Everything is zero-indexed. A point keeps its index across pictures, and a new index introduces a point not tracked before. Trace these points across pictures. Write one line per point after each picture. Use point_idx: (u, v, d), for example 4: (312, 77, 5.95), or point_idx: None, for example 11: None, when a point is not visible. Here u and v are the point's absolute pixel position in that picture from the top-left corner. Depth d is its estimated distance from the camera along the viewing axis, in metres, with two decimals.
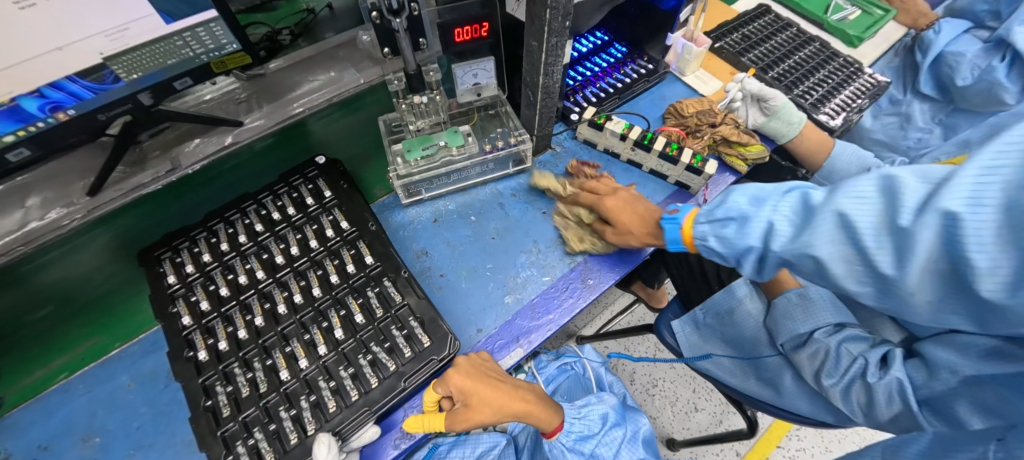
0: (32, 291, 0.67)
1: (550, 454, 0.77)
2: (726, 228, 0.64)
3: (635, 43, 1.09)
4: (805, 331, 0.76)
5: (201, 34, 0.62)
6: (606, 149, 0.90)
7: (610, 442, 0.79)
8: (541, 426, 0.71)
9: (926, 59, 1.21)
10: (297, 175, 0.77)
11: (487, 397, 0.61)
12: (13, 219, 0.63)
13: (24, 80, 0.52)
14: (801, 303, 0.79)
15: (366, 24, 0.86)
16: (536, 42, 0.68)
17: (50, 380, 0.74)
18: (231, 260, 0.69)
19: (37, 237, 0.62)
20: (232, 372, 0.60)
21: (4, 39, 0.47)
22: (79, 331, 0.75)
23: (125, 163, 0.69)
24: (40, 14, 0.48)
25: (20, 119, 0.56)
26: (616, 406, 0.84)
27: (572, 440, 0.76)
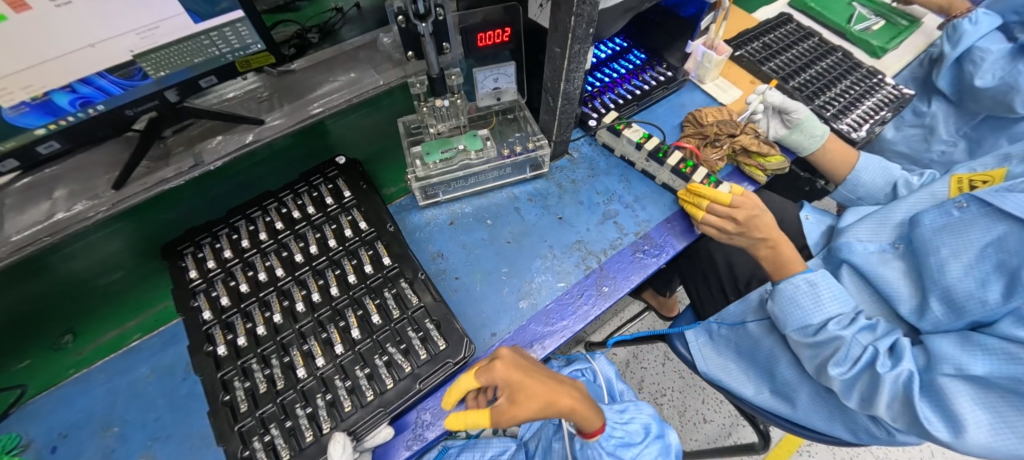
0: (59, 277, 0.68)
1: (584, 454, 0.75)
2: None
3: (653, 50, 1.09)
4: (815, 322, 0.74)
5: (228, 34, 0.63)
6: (622, 156, 0.91)
7: (649, 454, 0.77)
8: (583, 426, 0.69)
9: (954, 52, 1.14)
10: (317, 174, 0.78)
11: (530, 392, 0.60)
12: (40, 210, 0.64)
13: (53, 76, 0.54)
14: (810, 291, 0.76)
15: (386, 27, 0.88)
16: (559, 48, 0.69)
17: (124, 341, 0.80)
18: (252, 257, 0.70)
19: (63, 227, 0.63)
20: (250, 368, 0.61)
21: (41, 36, 0.49)
22: (107, 312, 0.77)
23: (149, 159, 0.71)
24: (73, 13, 0.49)
25: (51, 114, 0.58)
26: (655, 417, 0.82)
27: (617, 442, 0.75)
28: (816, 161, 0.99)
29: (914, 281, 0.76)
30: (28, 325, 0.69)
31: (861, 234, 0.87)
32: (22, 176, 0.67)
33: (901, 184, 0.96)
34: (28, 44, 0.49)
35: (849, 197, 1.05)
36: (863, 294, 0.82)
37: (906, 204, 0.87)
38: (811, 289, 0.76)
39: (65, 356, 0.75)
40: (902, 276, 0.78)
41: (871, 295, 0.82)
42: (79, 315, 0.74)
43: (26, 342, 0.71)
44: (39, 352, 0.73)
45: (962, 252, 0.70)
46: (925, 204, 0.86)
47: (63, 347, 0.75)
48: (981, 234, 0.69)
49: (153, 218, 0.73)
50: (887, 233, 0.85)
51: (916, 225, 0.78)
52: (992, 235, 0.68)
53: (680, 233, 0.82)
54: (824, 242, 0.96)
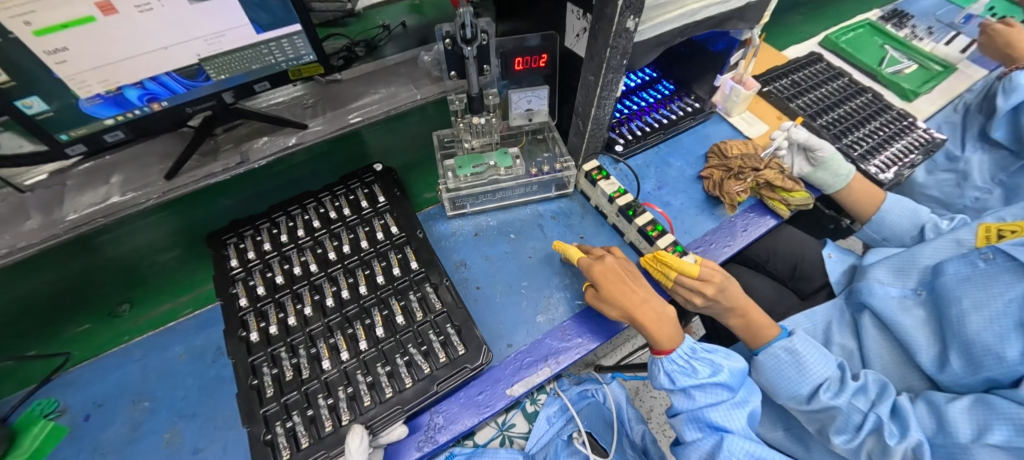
0: (126, 251, 0.75)
1: (649, 369, 0.72)
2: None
3: (683, 82, 1.12)
4: (805, 391, 0.72)
5: (285, 44, 0.69)
6: (598, 206, 0.88)
7: (709, 395, 0.66)
8: (654, 338, 0.69)
9: (1008, 104, 1.11)
10: (355, 179, 0.83)
11: (615, 288, 0.68)
12: (98, 193, 0.70)
13: (127, 73, 0.60)
14: (791, 360, 0.74)
15: (428, 46, 0.93)
16: (593, 76, 0.72)
17: (176, 314, 0.85)
18: (289, 251, 0.74)
19: (116, 211, 0.68)
20: (278, 356, 0.65)
21: (123, 36, 0.56)
22: (163, 289, 0.84)
23: (199, 153, 0.77)
24: (154, 18, 0.57)
25: (120, 106, 0.64)
26: (736, 371, 0.67)
27: (675, 369, 0.67)
28: (841, 199, 1.00)
29: (936, 330, 0.75)
30: (93, 296, 0.77)
31: (882, 278, 0.86)
32: (84, 161, 0.74)
33: (930, 227, 0.95)
34: (113, 44, 0.56)
35: (874, 237, 1.03)
36: (884, 340, 0.81)
37: (929, 250, 0.85)
38: (790, 358, 0.74)
39: (121, 323, 0.81)
40: (922, 324, 0.77)
41: (892, 340, 0.81)
42: (142, 288, 0.81)
43: (91, 307, 0.78)
44: (98, 317, 0.79)
45: (984, 306, 0.68)
46: (949, 251, 0.83)
47: (120, 315, 0.81)
48: (1005, 288, 0.68)
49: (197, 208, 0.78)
50: (911, 278, 0.84)
51: (939, 273, 0.78)
52: (1016, 291, 0.67)
53: None
54: (845, 282, 0.95)
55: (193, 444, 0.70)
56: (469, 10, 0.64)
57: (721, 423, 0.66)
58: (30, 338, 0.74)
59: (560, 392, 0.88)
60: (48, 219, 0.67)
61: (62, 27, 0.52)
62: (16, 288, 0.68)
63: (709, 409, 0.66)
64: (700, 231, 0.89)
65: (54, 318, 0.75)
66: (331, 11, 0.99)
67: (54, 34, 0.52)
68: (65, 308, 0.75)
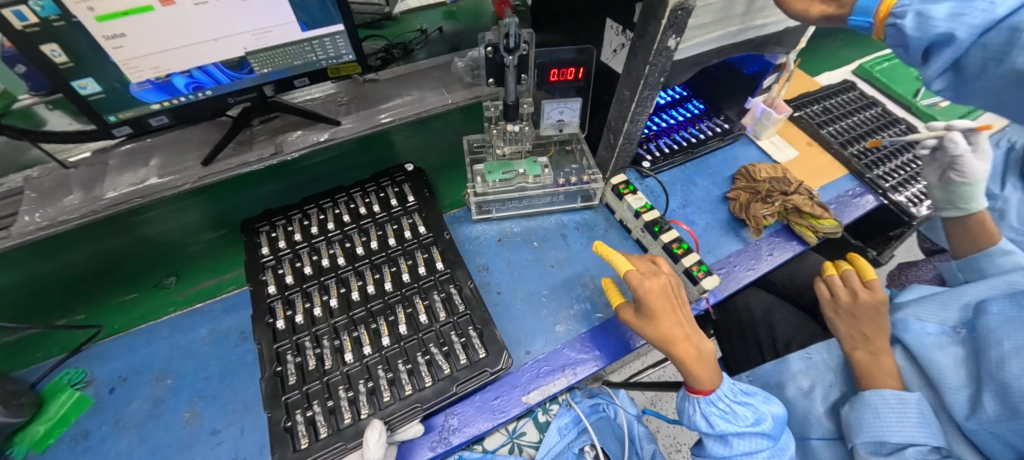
0: (180, 227, 0.80)
1: (681, 407, 0.71)
2: (937, 5, 0.58)
3: (712, 102, 1.12)
4: (894, 442, 0.63)
5: (327, 43, 0.72)
6: (622, 220, 0.88)
7: (749, 442, 0.66)
8: (693, 378, 0.66)
9: None
10: (386, 177, 0.85)
11: (665, 319, 0.65)
12: (138, 174, 0.73)
13: (179, 61, 0.63)
14: (897, 409, 0.66)
15: (461, 52, 0.96)
16: (629, 91, 0.73)
17: (218, 290, 0.89)
18: (318, 243, 0.76)
19: (153, 192, 0.71)
20: (303, 345, 0.66)
21: (177, 27, 0.59)
22: (207, 264, 0.87)
23: (236, 142, 0.79)
24: (208, 11, 0.59)
25: (168, 93, 0.67)
26: (776, 418, 0.67)
27: (715, 414, 0.67)
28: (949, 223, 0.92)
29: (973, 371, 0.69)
30: (142, 268, 0.82)
31: (923, 314, 0.81)
32: (126, 142, 0.77)
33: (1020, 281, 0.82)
34: (168, 34, 0.59)
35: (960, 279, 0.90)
36: (914, 375, 0.77)
37: (983, 286, 0.79)
38: (898, 406, 0.66)
39: (167, 294, 0.85)
40: (959, 363, 0.71)
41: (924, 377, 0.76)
42: (182, 261, 0.85)
43: (137, 277, 0.82)
44: (146, 287, 0.84)
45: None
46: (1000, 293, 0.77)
47: (166, 287, 0.85)
48: None
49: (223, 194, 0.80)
50: (952, 315, 0.78)
51: (981, 311, 0.70)
52: None
53: (723, 282, 0.83)
54: None
55: (211, 425, 0.71)
56: (514, 22, 0.65)
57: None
58: (82, 303, 0.80)
59: (572, 403, 0.87)
60: (88, 196, 0.70)
61: (125, 14, 0.55)
62: (60, 260, 0.72)
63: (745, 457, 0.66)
64: (724, 252, 0.88)
65: (108, 284, 0.80)
66: (369, 14, 1.02)
67: (114, 20, 0.55)
68: (109, 276, 0.79)
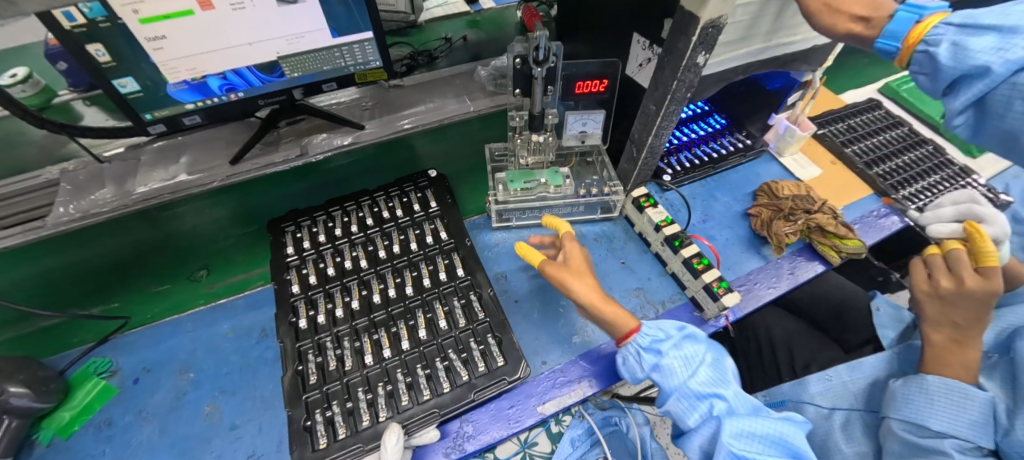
0: (212, 220, 0.82)
1: (623, 362, 0.65)
2: (974, 38, 0.53)
3: (735, 117, 1.11)
4: (934, 427, 0.61)
5: (356, 50, 0.73)
6: (642, 232, 0.88)
7: (689, 366, 0.63)
8: (614, 321, 0.65)
9: None
10: (410, 183, 0.86)
11: (580, 284, 0.68)
12: (169, 171, 0.76)
13: (215, 64, 0.65)
14: (950, 399, 0.63)
15: (485, 60, 0.97)
16: (654, 106, 0.73)
17: (248, 284, 0.90)
18: (342, 245, 0.77)
19: (182, 189, 0.73)
20: (324, 345, 0.67)
21: (215, 31, 0.61)
22: (238, 258, 0.90)
23: (263, 142, 0.81)
24: (244, 17, 0.61)
25: (202, 93, 0.69)
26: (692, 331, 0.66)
27: (641, 346, 0.63)
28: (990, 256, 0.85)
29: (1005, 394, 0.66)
30: (178, 258, 0.84)
31: None
32: (158, 139, 0.80)
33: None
34: (205, 37, 0.61)
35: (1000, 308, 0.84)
36: None
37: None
38: (958, 397, 0.62)
39: (197, 287, 0.88)
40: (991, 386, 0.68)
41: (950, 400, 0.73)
42: (215, 254, 0.88)
43: (171, 269, 0.85)
44: (178, 279, 0.87)
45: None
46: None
47: (197, 280, 0.88)
48: None
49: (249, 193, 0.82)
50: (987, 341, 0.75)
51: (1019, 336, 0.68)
52: None
53: (743, 300, 0.82)
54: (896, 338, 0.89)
55: (230, 420, 0.73)
56: (544, 35, 0.66)
57: (709, 391, 0.62)
58: (120, 291, 0.83)
59: (585, 415, 0.87)
60: (121, 190, 0.72)
61: (165, 17, 0.57)
62: (98, 246, 0.75)
63: (694, 375, 0.62)
64: (745, 269, 0.87)
65: (146, 272, 0.83)
66: (395, 21, 1.06)
67: (157, 23, 0.57)
68: (149, 267, 0.82)
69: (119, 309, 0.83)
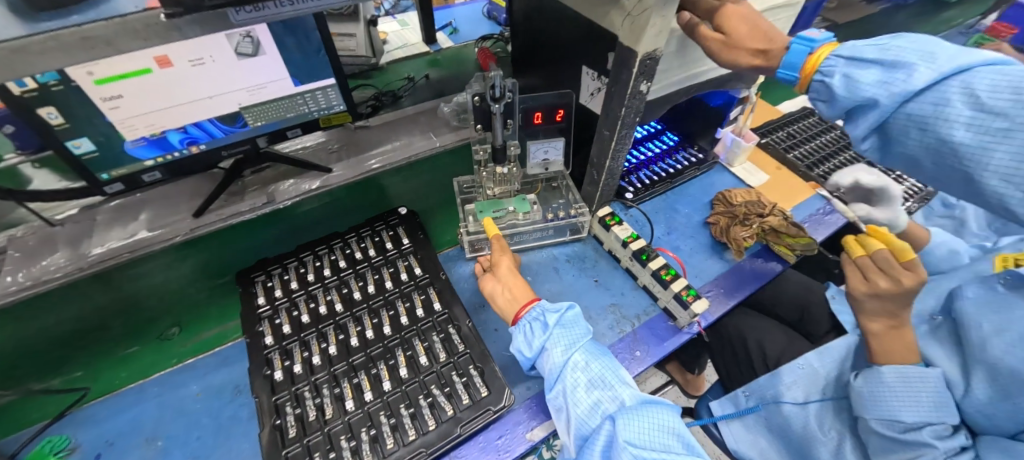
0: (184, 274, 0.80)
1: (520, 332, 0.67)
2: (866, 73, 0.61)
3: (686, 134, 1.19)
4: (906, 421, 0.63)
5: (319, 96, 0.75)
6: (611, 250, 0.91)
7: (575, 352, 0.63)
8: (521, 291, 0.72)
9: None
10: (381, 221, 0.87)
11: (500, 262, 0.76)
12: (127, 230, 0.74)
13: (175, 119, 0.66)
14: (909, 386, 0.66)
15: (446, 97, 1.01)
16: (608, 131, 0.78)
17: (223, 338, 0.90)
18: (315, 290, 0.77)
19: (143, 246, 0.71)
20: (302, 395, 0.66)
21: (173, 86, 0.61)
22: (213, 312, 0.87)
23: (227, 193, 0.81)
24: (204, 71, 0.62)
25: (161, 149, 0.69)
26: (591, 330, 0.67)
27: (533, 322, 0.67)
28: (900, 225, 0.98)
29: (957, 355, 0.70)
30: (148, 317, 0.80)
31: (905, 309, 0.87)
32: (113, 198, 0.78)
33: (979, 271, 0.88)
34: (163, 93, 0.61)
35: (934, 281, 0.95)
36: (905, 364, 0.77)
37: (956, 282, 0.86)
38: (913, 382, 0.66)
39: (171, 347, 0.84)
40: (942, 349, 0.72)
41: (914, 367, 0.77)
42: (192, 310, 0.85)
43: (143, 329, 0.81)
44: (149, 340, 0.82)
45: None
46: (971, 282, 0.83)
47: (169, 338, 0.84)
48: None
49: (214, 247, 0.80)
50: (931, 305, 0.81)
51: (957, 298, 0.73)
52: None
53: (712, 305, 0.86)
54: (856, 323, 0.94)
55: None
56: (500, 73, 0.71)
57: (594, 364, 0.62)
58: (81, 359, 0.77)
59: None
60: (74, 254, 0.70)
61: (121, 77, 0.57)
62: (60, 312, 0.70)
63: (575, 349, 0.63)
64: (710, 275, 0.91)
65: (114, 336, 0.78)
66: (358, 65, 1.09)
67: (113, 83, 0.57)
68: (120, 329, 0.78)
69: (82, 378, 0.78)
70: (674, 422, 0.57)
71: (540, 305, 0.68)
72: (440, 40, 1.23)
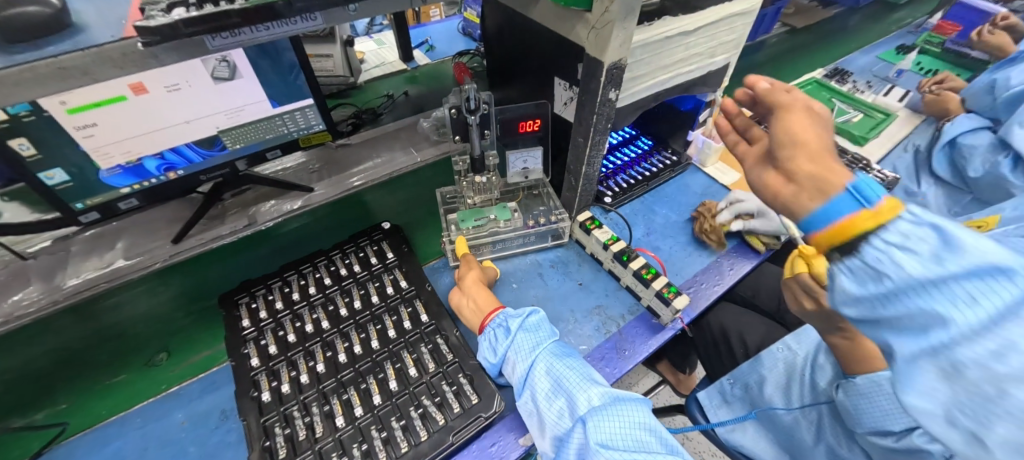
0: (171, 297, 0.79)
1: (485, 336, 0.69)
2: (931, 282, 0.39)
3: (659, 138, 1.23)
4: (896, 430, 0.62)
5: (297, 117, 0.77)
6: (593, 253, 0.93)
7: (540, 354, 0.64)
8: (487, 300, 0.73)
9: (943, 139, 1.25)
10: (365, 237, 0.88)
11: (466, 277, 0.79)
12: (103, 260, 0.73)
13: (151, 145, 0.66)
14: (893, 394, 0.64)
15: (425, 113, 1.03)
16: (582, 138, 0.80)
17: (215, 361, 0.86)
18: (300, 309, 0.77)
19: (120, 275, 0.71)
20: (291, 415, 0.65)
21: (149, 113, 0.62)
22: (202, 336, 0.86)
23: (207, 217, 0.81)
24: (179, 97, 0.63)
25: (138, 176, 0.69)
26: (556, 331, 0.69)
27: (496, 328, 0.68)
28: None
29: None
30: (137, 344, 0.79)
31: None
32: (89, 228, 0.77)
33: None
34: (138, 119, 0.62)
35: None
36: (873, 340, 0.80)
37: None
38: (894, 390, 0.64)
39: (159, 372, 0.82)
40: None
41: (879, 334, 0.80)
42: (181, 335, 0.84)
43: (131, 355, 0.79)
44: (136, 366, 0.81)
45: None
46: None
47: (158, 364, 0.82)
48: None
49: (195, 272, 0.79)
50: None
51: None
52: None
53: (693, 301, 0.88)
54: None
55: None
56: (474, 87, 0.76)
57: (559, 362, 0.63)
58: (65, 390, 0.75)
59: None
60: (49, 286, 0.69)
61: (94, 105, 0.57)
62: (43, 344, 0.70)
63: (536, 349, 0.65)
64: (690, 272, 0.94)
65: (100, 363, 0.77)
66: (336, 85, 1.11)
67: (86, 112, 0.57)
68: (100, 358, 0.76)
69: (67, 411, 0.75)
70: (642, 416, 0.58)
71: (504, 311, 0.70)
72: (417, 58, 1.26)
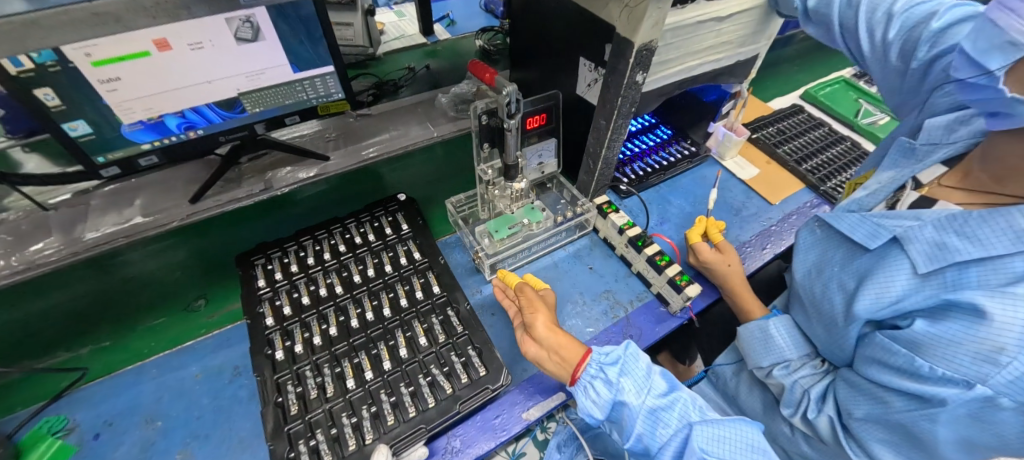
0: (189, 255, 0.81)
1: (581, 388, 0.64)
2: None
3: (679, 127, 1.22)
4: (765, 365, 0.75)
5: (318, 83, 0.76)
6: (606, 237, 0.93)
7: (649, 398, 0.62)
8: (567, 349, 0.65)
9: None
10: (380, 208, 0.88)
11: (536, 323, 0.69)
12: (124, 214, 0.74)
13: (173, 103, 0.66)
14: (761, 339, 0.76)
15: (444, 88, 1.02)
16: (604, 121, 0.80)
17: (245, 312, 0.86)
18: (315, 273, 0.78)
19: (138, 231, 0.72)
20: (303, 374, 0.67)
21: (173, 71, 0.62)
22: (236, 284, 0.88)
23: (226, 179, 0.82)
24: (202, 56, 0.62)
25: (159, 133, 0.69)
26: (652, 360, 0.65)
27: (596, 381, 0.62)
28: None
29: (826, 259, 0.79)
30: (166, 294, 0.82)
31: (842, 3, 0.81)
32: (109, 183, 0.78)
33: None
34: (162, 76, 0.61)
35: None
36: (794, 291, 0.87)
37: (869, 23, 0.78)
38: (763, 335, 0.76)
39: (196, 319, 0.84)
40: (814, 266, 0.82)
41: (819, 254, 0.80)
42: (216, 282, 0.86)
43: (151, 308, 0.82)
44: (176, 311, 0.83)
45: (887, 288, 0.59)
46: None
47: (196, 311, 0.84)
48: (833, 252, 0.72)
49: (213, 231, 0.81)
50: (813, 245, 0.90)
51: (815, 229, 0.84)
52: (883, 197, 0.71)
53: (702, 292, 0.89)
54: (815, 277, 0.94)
55: None
56: (513, 89, 0.74)
57: (665, 402, 0.61)
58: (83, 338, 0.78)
59: (568, 421, 0.85)
60: (68, 238, 0.70)
61: (121, 58, 0.57)
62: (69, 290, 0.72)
63: (643, 396, 0.61)
64: None
65: (133, 307, 0.80)
66: (355, 55, 1.10)
67: (112, 65, 0.57)
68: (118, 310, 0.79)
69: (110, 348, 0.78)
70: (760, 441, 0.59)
71: (596, 358, 0.63)
72: (438, 32, 1.24)
